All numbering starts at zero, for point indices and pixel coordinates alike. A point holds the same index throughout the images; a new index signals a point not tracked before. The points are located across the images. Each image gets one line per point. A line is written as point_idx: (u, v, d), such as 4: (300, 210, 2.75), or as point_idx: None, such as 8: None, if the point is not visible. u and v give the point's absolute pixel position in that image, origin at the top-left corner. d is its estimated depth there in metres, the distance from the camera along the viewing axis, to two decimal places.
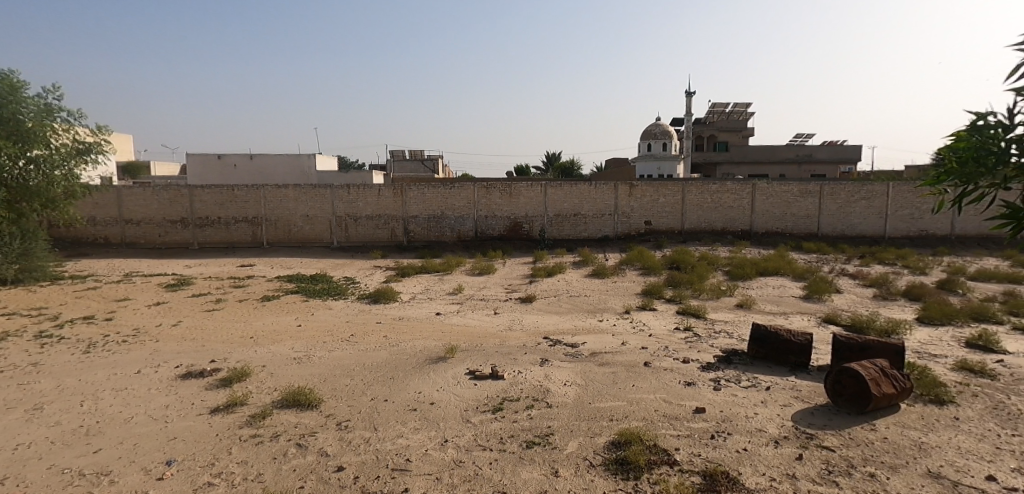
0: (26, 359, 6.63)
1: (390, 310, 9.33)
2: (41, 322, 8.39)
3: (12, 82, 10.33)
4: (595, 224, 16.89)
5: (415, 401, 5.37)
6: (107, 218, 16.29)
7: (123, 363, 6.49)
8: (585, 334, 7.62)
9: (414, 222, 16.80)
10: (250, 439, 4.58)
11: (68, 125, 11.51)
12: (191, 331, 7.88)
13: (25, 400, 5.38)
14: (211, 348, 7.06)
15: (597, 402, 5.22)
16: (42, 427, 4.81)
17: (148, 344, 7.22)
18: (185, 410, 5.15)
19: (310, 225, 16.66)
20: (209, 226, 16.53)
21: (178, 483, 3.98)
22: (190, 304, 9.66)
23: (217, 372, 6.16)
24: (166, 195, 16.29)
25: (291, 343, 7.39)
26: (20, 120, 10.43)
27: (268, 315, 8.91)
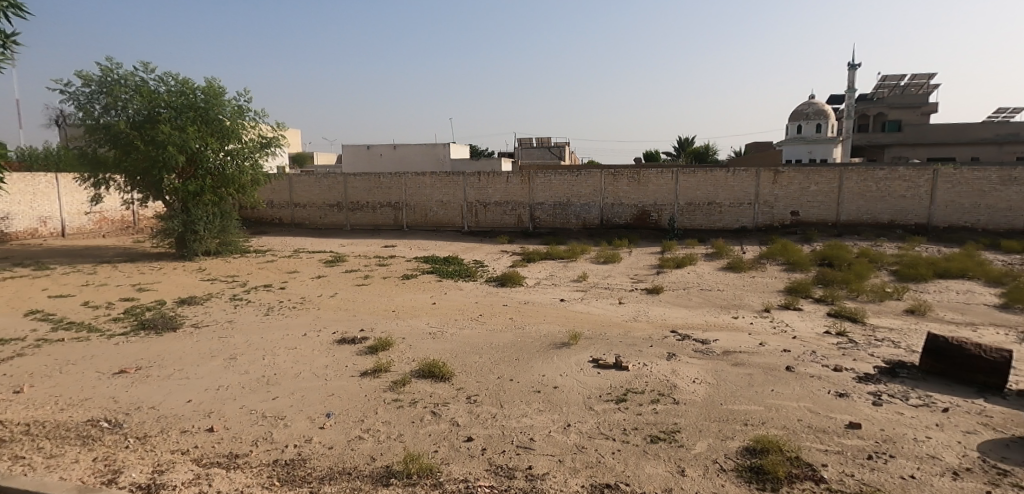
0: (223, 317, 7.92)
1: (516, 294, 9.60)
2: (233, 287, 9.95)
3: (215, 89, 12.24)
4: (731, 214, 15.82)
5: (538, 383, 5.50)
6: (280, 202, 18.78)
7: (293, 325, 7.47)
8: (718, 331, 7.22)
9: (540, 209, 17.03)
10: (392, 402, 5.03)
11: (254, 123, 13.37)
12: (345, 303, 8.82)
13: (224, 350, 6.44)
14: (360, 318, 7.85)
15: (731, 404, 4.93)
16: (236, 374, 5.71)
17: (311, 311, 8.21)
18: (341, 371, 5.78)
19: (444, 210, 17.63)
20: (359, 210, 18.25)
21: (336, 433, 4.49)
22: (343, 278, 10.80)
23: (365, 340, 6.82)
24: (325, 182, 18.31)
25: (426, 318, 7.95)
26: (220, 121, 12.37)
27: (407, 292, 9.64)
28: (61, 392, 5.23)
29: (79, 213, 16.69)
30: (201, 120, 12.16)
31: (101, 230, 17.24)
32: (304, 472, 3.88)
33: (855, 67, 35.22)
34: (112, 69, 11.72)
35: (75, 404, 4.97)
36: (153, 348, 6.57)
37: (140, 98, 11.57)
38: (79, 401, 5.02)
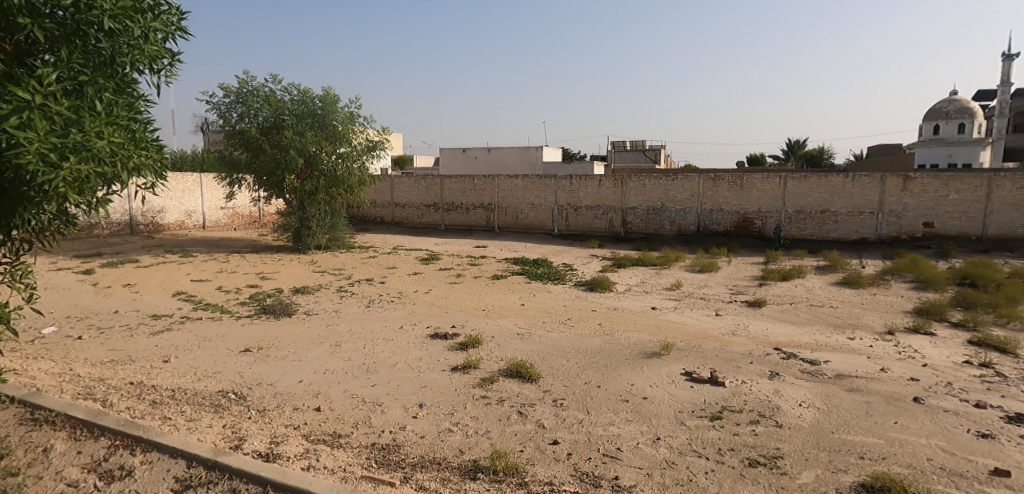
0: (331, 306, 8.49)
1: (606, 299, 9.40)
2: (340, 279, 10.63)
3: (330, 97, 13.19)
4: (848, 224, 14.47)
5: (626, 392, 5.32)
6: (383, 202, 19.93)
7: (390, 318, 7.84)
8: (829, 351, 6.60)
9: (632, 214, 16.58)
10: (480, 399, 5.09)
11: (363, 128, 14.20)
12: (438, 299, 9.11)
13: (330, 337, 6.89)
14: (452, 315, 8.05)
15: (844, 433, 4.47)
16: (340, 360, 6.07)
17: (407, 306, 8.56)
18: (433, 365, 5.95)
19: (535, 212, 17.71)
20: (454, 211, 18.83)
21: (427, 424, 4.61)
22: (437, 275, 11.18)
23: (457, 336, 6.99)
24: (423, 183, 19.11)
25: (514, 319, 8.00)
26: (334, 126, 13.32)
27: (497, 292, 9.78)
28: (197, 365, 5.84)
29: (218, 208, 18.71)
30: (317, 126, 13.16)
31: (232, 224, 19.20)
32: (398, 457, 3.99)
33: (1008, 60, 31.02)
34: (247, 81, 13.01)
35: (208, 376, 5.52)
36: (272, 331, 7.17)
37: (268, 107, 12.74)
38: (211, 373, 5.56)
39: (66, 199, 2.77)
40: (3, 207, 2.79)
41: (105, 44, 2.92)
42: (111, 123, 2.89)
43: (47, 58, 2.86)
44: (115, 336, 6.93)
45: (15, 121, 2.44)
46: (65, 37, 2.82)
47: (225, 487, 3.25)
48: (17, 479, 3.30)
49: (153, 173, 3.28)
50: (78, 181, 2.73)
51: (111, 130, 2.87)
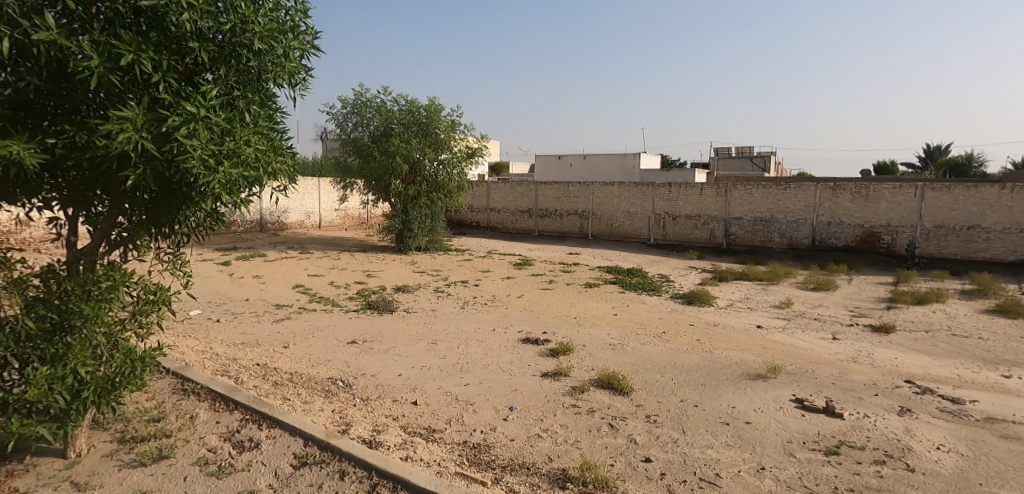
0: (428, 305, 8.81)
1: (705, 314, 8.92)
2: (438, 280, 11.03)
3: (435, 107, 13.79)
4: (1004, 243, 12.39)
5: (728, 415, 4.98)
6: (481, 207, 20.63)
7: (484, 320, 7.98)
8: (974, 390, 5.76)
9: (737, 224, 15.64)
10: (571, 407, 5.01)
11: (464, 135, 14.67)
12: (531, 304, 9.15)
13: (427, 335, 7.14)
14: (544, 321, 8.04)
15: (993, 488, 3.86)
16: (435, 357, 6.26)
17: (500, 309, 8.68)
18: (523, 369, 5.97)
19: (630, 220, 17.26)
20: (547, 217, 18.88)
21: (517, 427, 4.60)
22: (530, 281, 11.22)
23: (548, 342, 6.95)
24: (519, 189, 19.42)
25: (607, 329, 7.81)
26: (436, 134, 13.90)
27: (589, 300, 9.63)
28: (311, 352, 6.30)
29: (332, 210, 20.20)
30: (422, 133, 13.80)
31: (344, 224, 20.61)
32: (489, 457, 3.99)
33: None
34: (362, 93, 13.97)
35: (320, 363, 5.94)
36: (375, 325, 7.57)
37: (379, 116, 13.58)
38: (323, 361, 5.98)
39: (220, 198, 3.11)
40: (170, 204, 3.18)
41: (254, 62, 3.25)
42: (257, 132, 3.21)
43: (208, 77, 3.19)
44: (245, 321, 7.68)
45: (184, 130, 2.77)
46: (223, 57, 3.15)
47: (334, 468, 3.40)
48: (172, 440, 3.67)
49: (289, 178, 3.59)
50: (230, 182, 3.03)
51: (257, 138, 3.19)
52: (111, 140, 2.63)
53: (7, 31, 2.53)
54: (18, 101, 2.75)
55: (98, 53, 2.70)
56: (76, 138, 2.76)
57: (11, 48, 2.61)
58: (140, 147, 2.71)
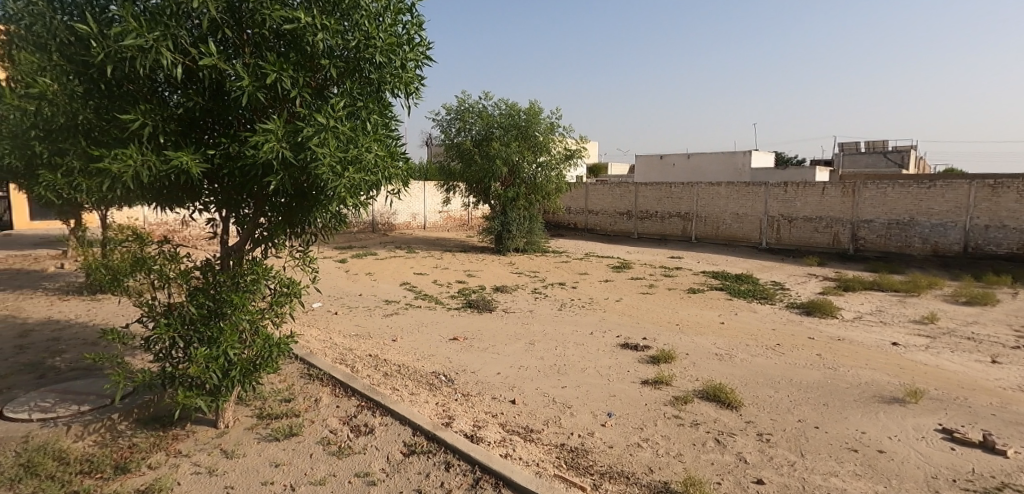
0: (526, 306, 8.95)
1: (826, 327, 8.21)
2: (535, 281, 11.16)
3: (534, 109, 13.99)
4: None
5: (855, 441, 4.56)
6: (578, 209, 20.72)
7: (582, 323, 7.96)
8: None
9: (867, 228, 14.15)
10: (673, 418, 4.85)
11: (562, 137, 14.72)
12: (630, 309, 8.97)
13: (525, 335, 7.27)
14: (645, 327, 7.84)
15: None
16: (533, 358, 6.36)
17: (598, 313, 8.60)
18: (623, 375, 5.88)
19: (740, 223, 16.33)
20: (648, 219, 18.43)
21: (616, 434, 4.55)
22: (630, 284, 10.99)
23: (648, 348, 6.79)
24: (618, 191, 19.19)
25: (713, 338, 7.45)
26: (536, 137, 14.10)
27: (693, 307, 9.24)
28: (416, 346, 6.67)
29: (436, 212, 21.13)
30: (521, 136, 14.05)
31: (446, 225, 21.49)
32: (587, 463, 3.99)
33: None
34: (465, 100, 14.50)
35: (424, 357, 6.27)
36: (475, 324, 7.83)
37: (481, 121, 14.02)
38: (426, 355, 6.30)
39: (344, 201, 3.38)
40: (302, 206, 3.53)
41: (375, 74, 3.49)
42: (377, 139, 3.45)
43: (336, 90, 3.49)
44: (358, 314, 8.28)
45: (316, 139, 3.06)
46: (350, 72, 3.44)
47: (440, 459, 3.57)
48: (299, 420, 4.07)
49: (403, 183, 3.81)
50: (353, 187, 3.30)
51: (377, 145, 3.44)
52: (259, 150, 2.98)
53: (180, 59, 2.97)
54: (187, 119, 3.21)
55: (248, 74, 3.07)
56: (230, 149, 3.16)
57: (183, 73, 3.05)
58: (280, 156, 3.04)
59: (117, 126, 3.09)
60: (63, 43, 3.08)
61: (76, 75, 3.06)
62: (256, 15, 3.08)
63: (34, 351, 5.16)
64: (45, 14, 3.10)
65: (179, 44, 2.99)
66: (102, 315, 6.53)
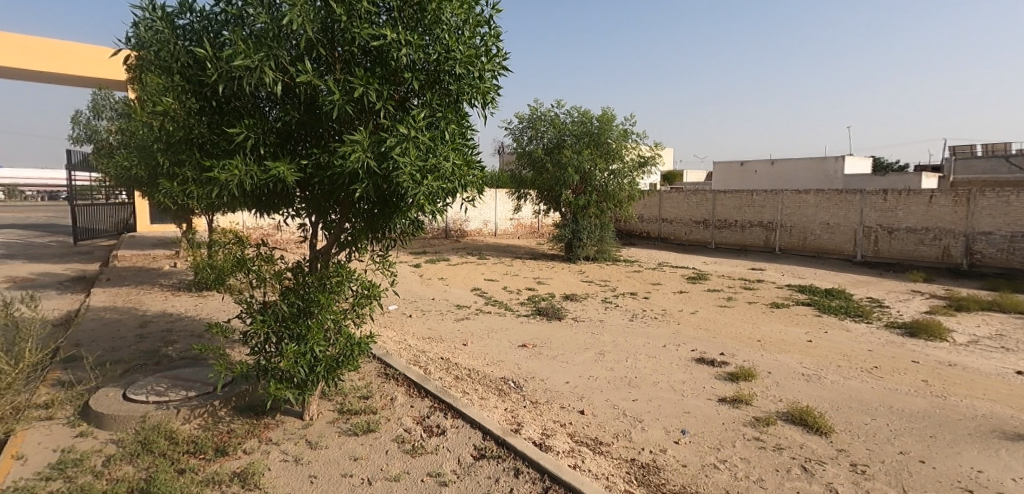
0: (597, 316, 8.86)
1: (932, 351, 7.50)
2: (606, 290, 11.02)
3: (607, 116, 13.87)
4: None
5: (968, 480, 4.13)
6: (651, 217, 20.36)
7: (654, 335, 7.77)
8: None
9: (985, 241, 12.47)
10: (753, 441, 4.62)
11: (636, 144, 14.51)
12: (706, 322, 8.64)
13: (595, 345, 7.20)
14: (723, 342, 7.51)
15: None
16: (603, 368, 6.29)
17: (672, 325, 8.36)
18: (699, 391, 5.67)
19: (830, 234, 15.23)
20: (727, 229, 17.73)
21: (691, 453, 4.40)
22: (706, 296, 10.60)
23: (726, 365, 6.51)
24: (694, 199, 18.64)
25: (799, 356, 7.03)
26: (608, 144, 13.97)
27: (776, 322, 8.76)
28: (486, 351, 6.78)
29: (507, 219, 21.39)
30: (594, 143, 13.97)
31: (517, 232, 21.68)
32: (659, 480, 3.89)
33: None
34: (537, 108, 14.62)
35: (493, 362, 6.37)
36: (544, 331, 7.85)
37: (553, 129, 14.07)
38: (496, 361, 6.40)
39: (423, 208, 3.52)
40: (384, 213, 3.71)
41: (454, 86, 3.62)
42: (455, 148, 3.55)
43: (417, 102, 3.65)
44: (431, 317, 8.54)
45: (398, 149, 3.22)
46: (430, 84, 3.59)
47: (509, 465, 3.61)
48: (376, 417, 4.26)
49: (478, 190, 3.89)
50: (432, 194, 3.42)
51: (455, 153, 3.54)
52: (346, 160, 3.18)
53: (281, 77, 3.25)
54: (284, 132, 3.48)
55: (339, 89, 3.28)
56: (320, 159, 3.38)
57: (282, 90, 3.32)
58: (365, 165, 3.22)
59: (225, 139, 3.41)
60: (183, 66, 3.46)
61: (193, 94, 3.43)
62: (348, 34, 3.30)
63: (151, 340, 5.76)
64: (169, 41, 3.50)
65: (279, 63, 3.26)
66: (207, 310, 7.17)
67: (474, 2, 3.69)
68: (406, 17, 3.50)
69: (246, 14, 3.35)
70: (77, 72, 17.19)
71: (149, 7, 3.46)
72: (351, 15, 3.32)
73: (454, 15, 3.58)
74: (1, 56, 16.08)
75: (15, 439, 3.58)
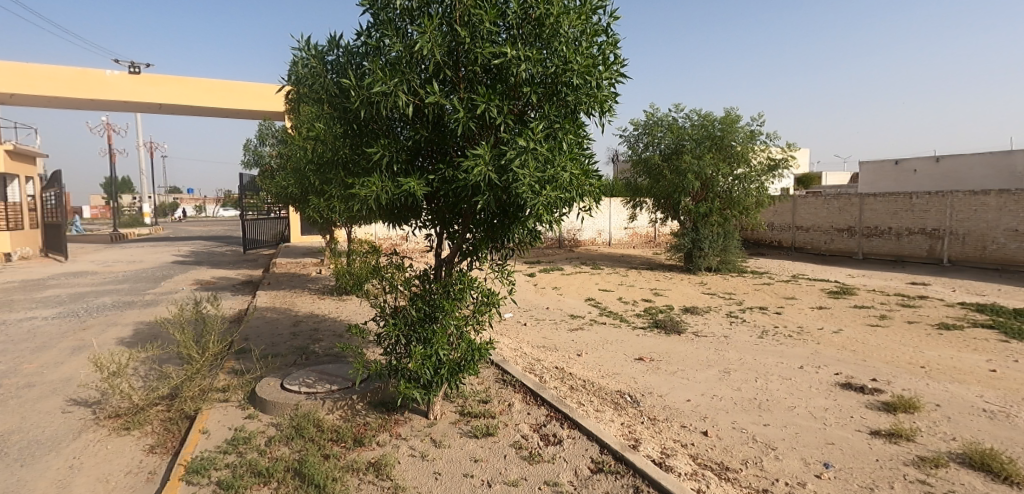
0: (721, 331, 8.38)
1: None
2: (731, 304, 10.39)
3: (731, 117, 13.15)
4: None
5: None
6: (783, 225, 18.94)
7: (789, 354, 7.17)
8: None
9: None
10: (916, 484, 3.95)
11: (764, 146, 13.63)
12: (852, 342, 7.76)
13: (719, 362, 6.82)
14: (873, 365, 6.70)
15: None
16: (729, 388, 5.93)
17: (810, 344, 7.64)
18: (845, 421, 5.05)
19: (1018, 242, 12.88)
20: (877, 237, 15.87)
21: (834, 489, 3.93)
22: (852, 314, 9.52)
23: (878, 392, 5.76)
24: (836, 204, 16.98)
25: (978, 389, 5.99)
26: (733, 146, 13.23)
27: (943, 347, 7.59)
28: (601, 363, 6.72)
29: (621, 228, 21.00)
30: (716, 146, 13.30)
31: (632, 242, 21.16)
32: None
33: None
34: (653, 113, 14.24)
35: (609, 374, 6.29)
36: (663, 345, 7.59)
37: (670, 134, 13.59)
38: (612, 373, 6.31)
39: (540, 218, 3.62)
40: (504, 223, 3.85)
41: (571, 96, 3.67)
42: (572, 158, 3.59)
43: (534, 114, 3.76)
44: (545, 326, 8.64)
45: (518, 162, 3.35)
46: (548, 96, 3.68)
47: (628, 482, 3.55)
48: (495, 421, 4.41)
49: (595, 199, 3.90)
50: (549, 204, 3.50)
51: (572, 163, 3.58)
52: (469, 174, 3.37)
53: (411, 99, 3.53)
54: (414, 149, 3.76)
55: (463, 106, 3.50)
56: (446, 174, 3.61)
57: (413, 111, 3.61)
58: (486, 178, 3.38)
59: (364, 159, 3.78)
60: (331, 96, 3.90)
61: (339, 120, 3.86)
62: (471, 54, 3.52)
63: (302, 338, 6.48)
64: (319, 74, 3.96)
65: (410, 87, 3.55)
66: (347, 313, 7.91)
67: (591, 12, 3.73)
68: (525, 33, 3.65)
69: (382, 45, 3.70)
70: (248, 107, 19.82)
71: (304, 46, 3.96)
72: (474, 37, 3.53)
73: (571, 28, 3.66)
74: (197, 99, 19.31)
75: (202, 415, 4.24)
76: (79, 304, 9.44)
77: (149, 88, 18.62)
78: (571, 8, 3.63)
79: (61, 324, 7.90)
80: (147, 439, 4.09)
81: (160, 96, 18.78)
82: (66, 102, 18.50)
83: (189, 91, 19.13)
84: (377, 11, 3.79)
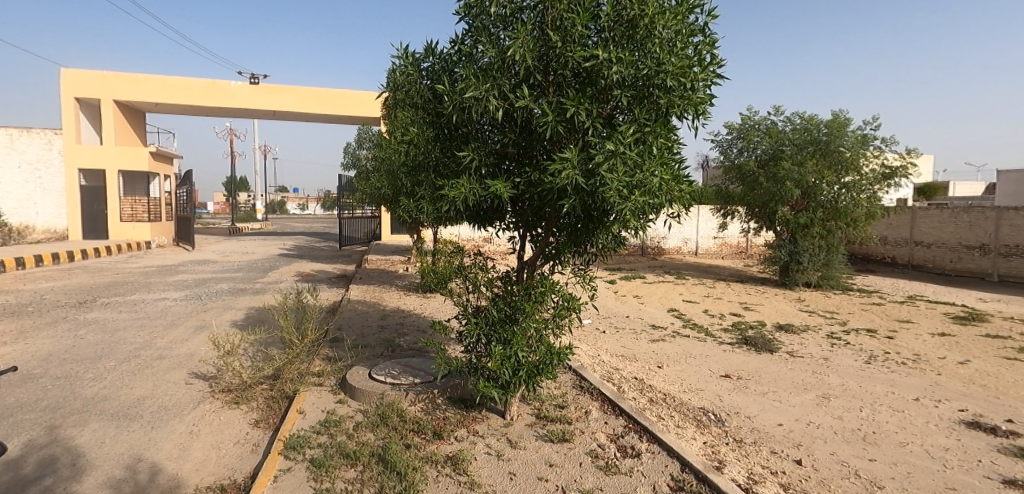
0: (819, 352, 7.78)
1: None
2: (833, 324, 9.61)
3: (840, 121, 12.23)
4: None
5: None
6: (898, 239, 17.40)
7: (901, 384, 6.51)
8: None
9: None
10: None
11: (878, 152, 12.56)
12: (982, 376, 6.90)
13: (817, 386, 6.33)
14: (1006, 405, 5.92)
15: None
16: (828, 415, 5.49)
17: (929, 375, 6.88)
18: (970, 465, 4.49)
19: None
20: (1017, 257, 13.89)
21: None
22: (983, 343, 8.46)
23: (1014, 436, 5.08)
24: (966, 218, 15.20)
25: None
26: (841, 152, 12.29)
27: None
28: (684, 377, 6.48)
29: (710, 238, 20.09)
30: (821, 152, 12.41)
31: (721, 252, 20.16)
32: None
33: None
34: (750, 117, 13.57)
35: (692, 389, 6.04)
36: (753, 363, 7.17)
37: (769, 139, 12.88)
38: (695, 389, 6.06)
39: (626, 224, 3.53)
40: (587, 228, 3.82)
41: (664, 99, 3.56)
42: (662, 163, 3.49)
43: (623, 118, 3.69)
44: (625, 335, 8.44)
45: (606, 166, 3.30)
46: (639, 99, 3.60)
47: None
48: (572, 428, 4.37)
49: (685, 206, 3.75)
50: (637, 210, 3.42)
51: (662, 168, 3.48)
52: (556, 177, 3.37)
53: (501, 103, 3.59)
54: (502, 152, 3.83)
55: (552, 110, 3.51)
56: (531, 177, 3.63)
57: (502, 115, 3.67)
58: (572, 182, 3.36)
59: (453, 162, 3.91)
60: (425, 101, 4.09)
61: (432, 125, 4.04)
62: (562, 58, 3.53)
63: (389, 331, 6.79)
64: (414, 80, 4.14)
65: (501, 91, 3.61)
66: (430, 310, 8.19)
67: (688, 11, 3.62)
68: (618, 35, 3.61)
69: (475, 51, 3.82)
70: (350, 113, 21.07)
71: (403, 54, 4.15)
72: (565, 41, 3.54)
73: (666, 29, 3.57)
74: (306, 106, 20.81)
75: (299, 396, 4.56)
76: (201, 289, 10.51)
77: (267, 96, 20.36)
78: (667, 9, 3.54)
79: (186, 305, 8.82)
80: (252, 414, 4.46)
81: (276, 104, 20.44)
82: (198, 109, 20.69)
83: (301, 99, 20.68)
84: (472, 19, 3.92)
